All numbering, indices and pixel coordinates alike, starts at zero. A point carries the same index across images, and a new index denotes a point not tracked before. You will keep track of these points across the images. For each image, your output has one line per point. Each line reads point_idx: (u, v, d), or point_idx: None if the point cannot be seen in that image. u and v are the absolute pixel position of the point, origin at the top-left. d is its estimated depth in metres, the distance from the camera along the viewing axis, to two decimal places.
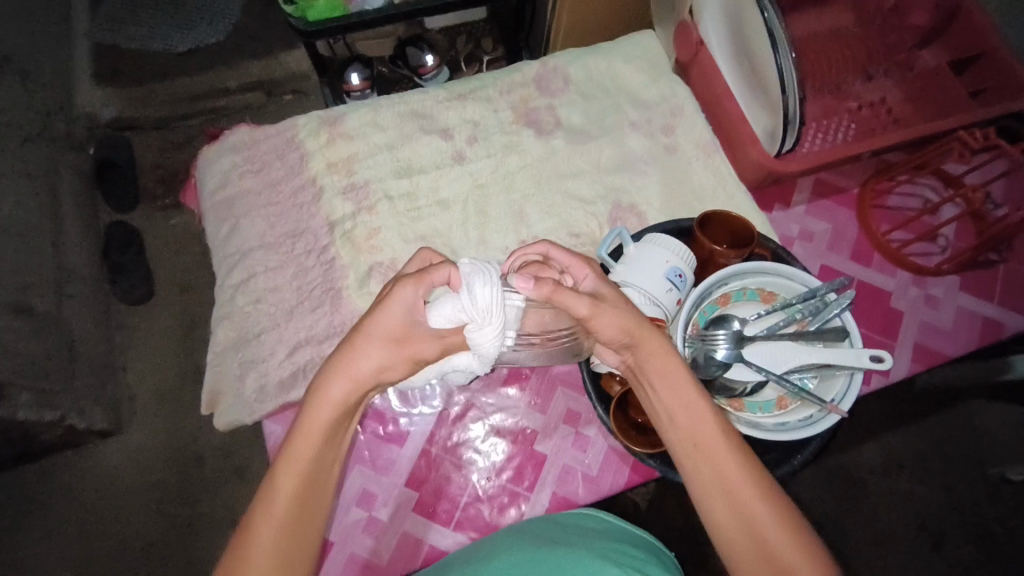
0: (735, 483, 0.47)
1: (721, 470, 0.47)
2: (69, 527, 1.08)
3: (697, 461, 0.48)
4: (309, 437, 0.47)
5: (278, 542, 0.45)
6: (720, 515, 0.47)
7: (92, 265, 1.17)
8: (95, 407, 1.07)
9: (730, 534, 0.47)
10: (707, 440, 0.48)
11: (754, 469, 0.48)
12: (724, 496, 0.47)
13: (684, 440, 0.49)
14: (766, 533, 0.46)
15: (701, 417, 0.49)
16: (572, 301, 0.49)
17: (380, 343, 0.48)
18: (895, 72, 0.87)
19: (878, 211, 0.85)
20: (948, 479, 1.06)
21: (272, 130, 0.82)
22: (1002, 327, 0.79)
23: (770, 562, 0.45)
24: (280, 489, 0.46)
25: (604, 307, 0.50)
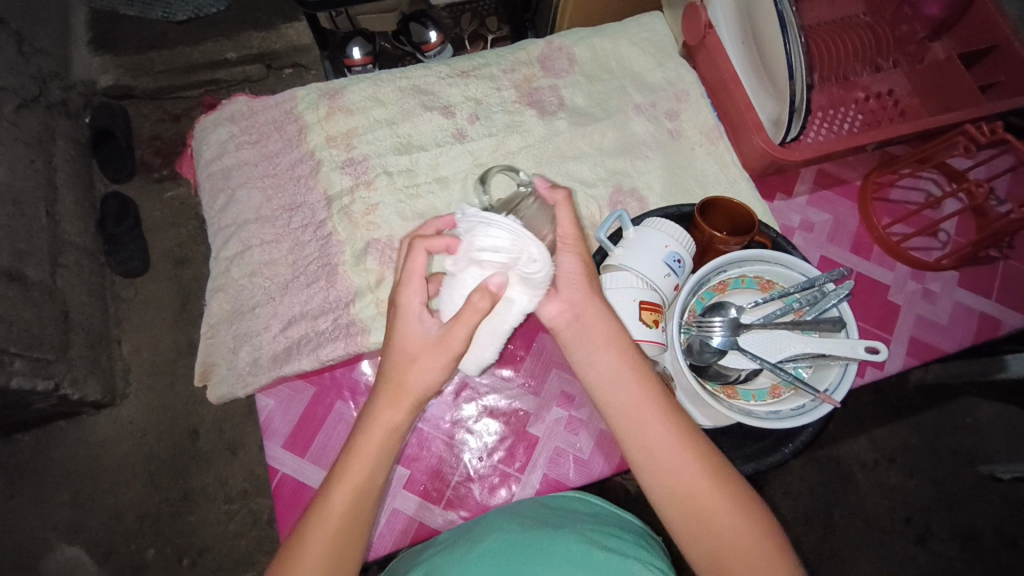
0: (672, 442, 0.52)
1: (659, 441, 0.52)
2: (62, 496, 1.08)
3: (636, 423, 0.53)
4: (365, 459, 0.50)
5: (332, 533, 0.49)
6: (659, 474, 0.51)
7: (87, 236, 1.16)
8: (89, 377, 1.07)
9: (670, 500, 0.51)
10: (643, 412, 0.53)
11: (690, 437, 0.52)
12: (663, 455, 0.51)
13: (624, 405, 0.53)
14: (698, 492, 0.50)
15: (636, 383, 0.54)
16: (565, 217, 0.57)
17: (418, 358, 0.50)
18: (905, 63, 0.87)
19: (879, 203, 0.84)
20: (933, 473, 1.08)
21: (270, 101, 0.81)
22: (999, 325, 0.79)
23: (707, 524, 0.50)
24: (334, 508, 0.49)
25: (582, 238, 0.58)
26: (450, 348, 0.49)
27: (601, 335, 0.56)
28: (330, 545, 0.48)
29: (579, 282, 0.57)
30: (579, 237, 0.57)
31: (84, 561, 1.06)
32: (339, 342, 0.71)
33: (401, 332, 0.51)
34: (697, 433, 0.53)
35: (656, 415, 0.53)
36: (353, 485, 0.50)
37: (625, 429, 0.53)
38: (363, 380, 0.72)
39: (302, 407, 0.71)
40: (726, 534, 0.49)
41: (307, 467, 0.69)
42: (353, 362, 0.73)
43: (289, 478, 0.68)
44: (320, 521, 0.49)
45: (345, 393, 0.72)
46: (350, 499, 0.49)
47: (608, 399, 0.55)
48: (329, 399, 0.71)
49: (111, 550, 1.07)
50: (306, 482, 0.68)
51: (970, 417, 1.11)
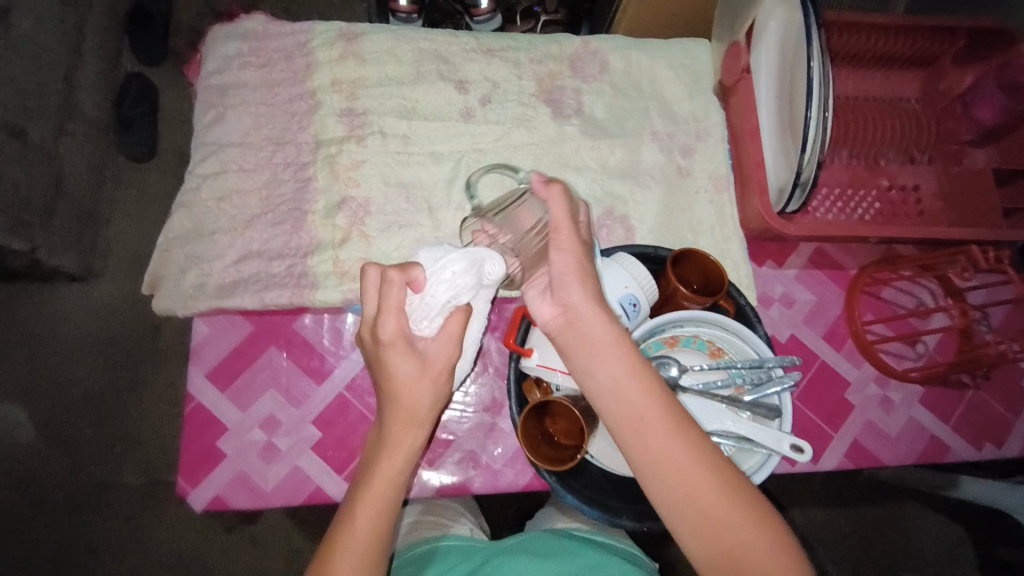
0: (681, 456, 0.48)
1: (665, 452, 0.48)
2: (20, 356, 1.10)
3: (641, 436, 0.48)
4: (387, 474, 0.52)
5: (366, 544, 0.51)
6: (670, 492, 0.48)
7: (101, 110, 1.12)
8: (68, 249, 1.06)
9: (678, 511, 0.48)
10: (652, 419, 0.49)
11: (695, 438, 0.49)
12: (673, 472, 0.48)
13: (626, 415, 0.49)
14: (713, 507, 0.47)
15: (641, 389, 0.49)
16: (562, 210, 0.53)
17: (423, 395, 0.51)
18: (939, 162, 0.82)
19: (866, 297, 0.81)
20: (846, 565, 1.06)
21: (287, 29, 0.78)
22: (946, 450, 0.77)
23: (720, 536, 0.47)
24: (361, 521, 0.51)
25: (575, 230, 0.53)
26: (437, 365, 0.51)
27: (597, 340, 0.50)
28: (367, 555, 0.51)
29: (569, 279, 0.52)
30: (574, 232, 0.52)
31: (22, 420, 1.08)
32: (286, 290, 0.70)
33: (391, 367, 0.51)
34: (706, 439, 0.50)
35: (661, 421, 0.49)
36: (378, 499, 0.52)
37: (624, 431, 0.49)
38: (302, 333, 0.72)
39: (236, 343, 0.71)
40: (741, 545, 0.47)
41: (224, 402, 0.69)
42: (297, 312, 0.72)
43: (203, 409, 0.69)
44: (353, 536, 0.51)
45: (280, 340, 0.72)
46: (377, 509, 0.52)
47: (610, 403, 0.50)
48: (263, 341, 0.71)
49: (51, 418, 1.08)
50: (218, 417, 0.69)
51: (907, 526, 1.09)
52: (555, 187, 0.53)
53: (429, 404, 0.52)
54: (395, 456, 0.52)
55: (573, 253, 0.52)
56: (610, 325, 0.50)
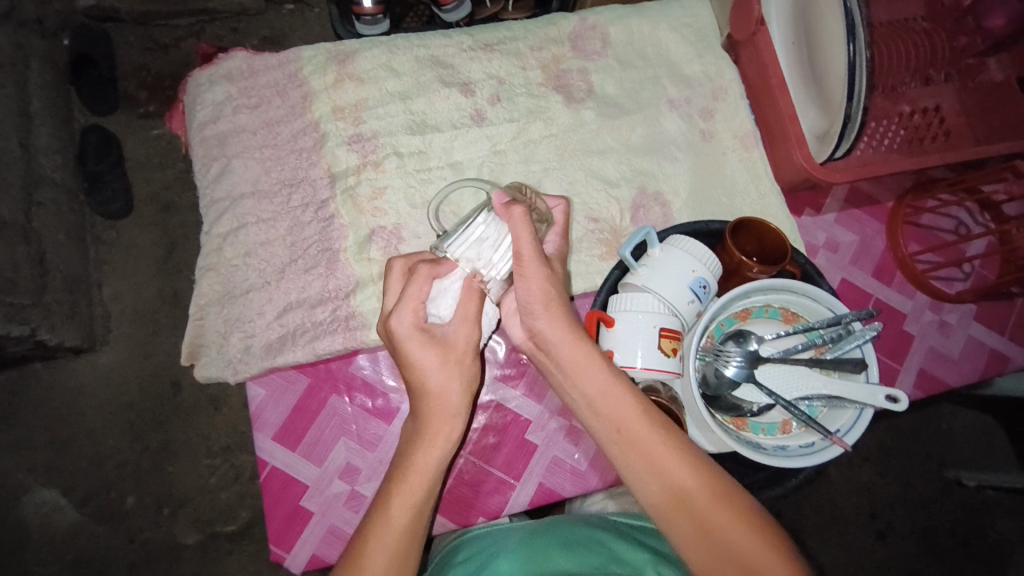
0: (658, 459, 0.50)
1: (645, 453, 0.50)
2: (43, 437, 1.02)
3: (620, 444, 0.51)
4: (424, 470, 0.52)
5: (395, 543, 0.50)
6: (653, 495, 0.50)
7: (66, 171, 1.03)
8: (66, 323, 0.98)
9: (666, 515, 0.49)
10: (628, 423, 0.51)
11: (674, 441, 0.50)
12: (652, 476, 0.50)
13: (606, 425, 0.52)
14: (698, 509, 0.48)
15: (615, 400, 0.52)
16: (522, 237, 0.51)
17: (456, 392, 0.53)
18: (958, 78, 0.79)
19: (908, 228, 0.81)
20: (906, 475, 1.07)
21: (273, 61, 0.74)
22: (1007, 362, 0.79)
23: (706, 534, 0.47)
24: (393, 520, 0.50)
25: (540, 257, 0.52)
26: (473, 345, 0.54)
27: (571, 359, 0.53)
28: (399, 549, 0.50)
29: (533, 309, 0.53)
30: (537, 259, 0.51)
31: (62, 504, 1.01)
32: (338, 335, 0.68)
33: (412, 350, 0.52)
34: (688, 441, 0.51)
35: (639, 423, 0.51)
36: (425, 490, 0.52)
37: (607, 440, 0.52)
38: (360, 375, 0.70)
39: (296, 398, 0.69)
40: (722, 543, 0.46)
41: (298, 461, 0.68)
42: (350, 355, 0.70)
43: (278, 471, 0.67)
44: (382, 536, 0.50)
45: (340, 387, 0.70)
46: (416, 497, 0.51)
47: (593, 416, 0.53)
48: (324, 392, 0.69)
49: (90, 496, 1.02)
50: (296, 477, 0.67)
51: (970, 429, 1.09)
52: (514, 209, 0.51)
53: (461, 394, 0.54)
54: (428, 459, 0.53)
55: (535, 282, 0.52)
56: (578, 345, 0.53)
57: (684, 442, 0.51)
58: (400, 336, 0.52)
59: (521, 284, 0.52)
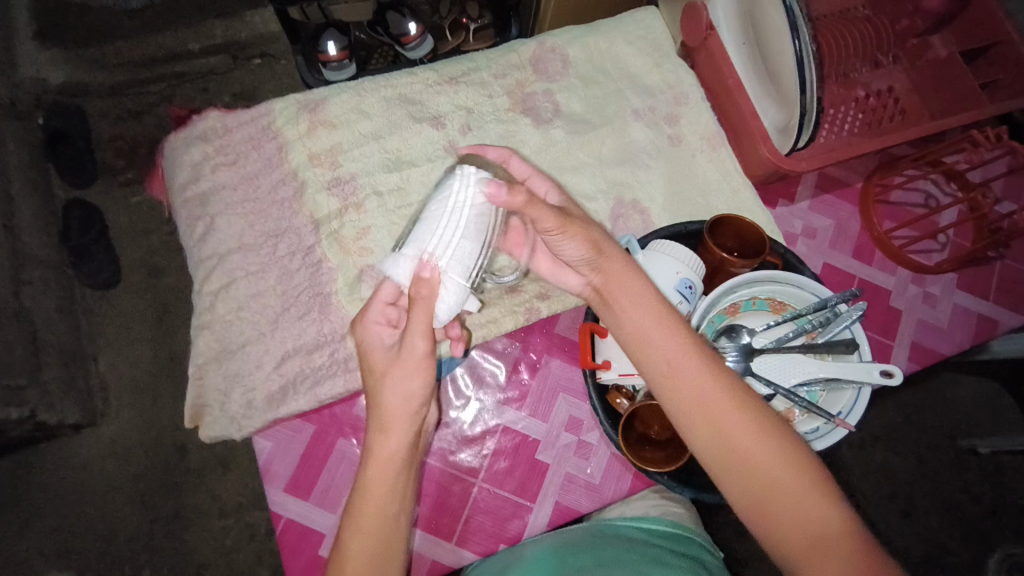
0: (708, 391, 0.50)
1: (689, 378, 0.51)
2: (51, 520, 1.00)
3: (669, 378, 0.52)
4: (379, 504, 0.50)
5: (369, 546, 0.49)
6: (704, 430, 0.50)
7: (51, 247, 1.03)
8: (66, 401, 0.99)
9: (715, 450, 0.50)
10: (680, 358, 0.52)
11: (721, 374, 0.51)
12: (703, 410, 0.50)
13: (655, 360, 0.52)
14: (750, 443, 0.49)
15: (664, 334, 0.53)
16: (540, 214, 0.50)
17: (398, 412, 0.50)
18: (904, 60, 0.82)
19: (880, 207, 0.84)
20: (919, 450, 1.07)
21: (246, 118, 0.76)
22: (997, 325, 0.80)
23: (753, 471, 0.48)
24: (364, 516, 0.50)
25: (568, 218, 0.52)
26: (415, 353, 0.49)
27: (630, 293, 0.55)
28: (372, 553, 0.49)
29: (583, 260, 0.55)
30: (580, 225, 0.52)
31: None
32: (338, 378, 0.68)
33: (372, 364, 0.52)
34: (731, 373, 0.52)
35: (691, 359, 0.51)
36: (378, 504, 0.50)
37: (655, 373, 0.52)
38: (365, 416, 0.70)
39: (303, 446, 0.69)
40: (769, 480, 0.48)
41: (313, 510, 0.67)
42: (353, 397, 0.71)
43: (294, 523, 0.67)
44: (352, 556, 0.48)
45: (347, 429, 0.70)
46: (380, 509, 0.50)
47: (641, 350, 0.54)
48: (330, 437, 0.70)
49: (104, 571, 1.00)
50: (313, 526, 0.67)
51: (976, 394, 1.09)
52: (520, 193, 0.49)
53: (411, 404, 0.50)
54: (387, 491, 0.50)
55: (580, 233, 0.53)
56: (632, 275, 0.55)
57: (729, 373, 0.52)
58: (410, 358, 0.49)
59: (556, 247, 0.55)
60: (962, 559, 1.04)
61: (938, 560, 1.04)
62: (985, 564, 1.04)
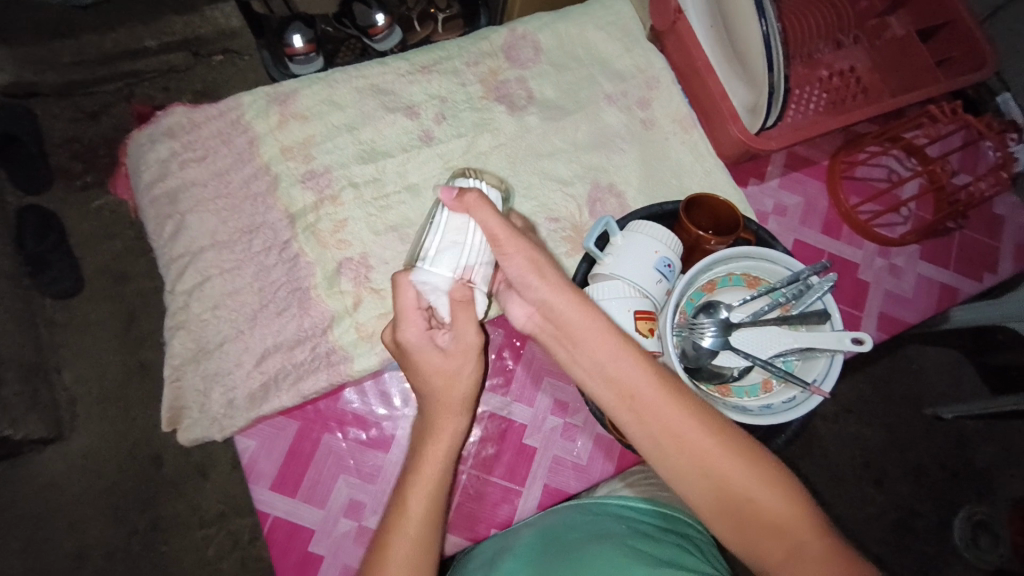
0: (675, 422, 0.50)
1: (656, 410, 0.50)
2: (22, 538, 0.97)
3: (635, 413, 0.51)
4: (427, 497, 0.53)
5: (415, 545, 0.51)
6: (676, 463, 0.50)
7: (6, 257, 0.99)
8: (31, 415, 0.94)
9: (691, 482, 0.50)
10: (644, 391, 0.51)
11: (687, 402, 0.51)
12: (672, 442, 0.50)
13: (618, 395, 0.52)
14: (722, 469, 0.49)
15: (626, 368, 0.51)
16: (489, 219, 0.53)
17: (451, 402, 0.56)
18: (864, 39, 0.85)
19: (846, 182, 0.87)
20: (888, 416, 1.12)
21: (212, 112, 0.74)
22: (956, 293, 0.84)
23: (729, 496, 0.49)
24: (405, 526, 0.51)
25: (516, 231, 0.54)
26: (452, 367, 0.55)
27: (577, 326, 0.52)
28: (419, 544, 0.51)
29: (528, 280, 0.53)
30: (515, 243, 0.52)
31: None
32: (321, 373, 0.67)
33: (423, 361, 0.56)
34: (709, 409, 0.51)
35: (656, 391, 0.51)
36: (432, 489, 0.53)
37: (620, 409, 0.52)
38: (350, 410, 0.70)
39: (287, 443, 0.68)
40: (746, 502, 0.48)
41: (301, 507, 0.66)
42: (337, 392, 0.70)
43: (282, 521, 0.66)
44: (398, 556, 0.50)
45: (332, 424, 0.69)
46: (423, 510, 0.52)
47: (604, 386, 0.53)
48: (315, 433, 0.69)
49: None
50: (301, 523, 0.66)
51: (938, 361, 1.15)
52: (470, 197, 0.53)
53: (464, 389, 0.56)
54: (423, 486, 0.53)
55: (520, 255, 0.53)
56: (580, 305, 0.52)
57: (703, 409, 0.51)
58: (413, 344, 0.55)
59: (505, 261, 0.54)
60: (930, 519, 1.09)
61: (909, 522, 1.08)
62: (951, 523, 1.09)
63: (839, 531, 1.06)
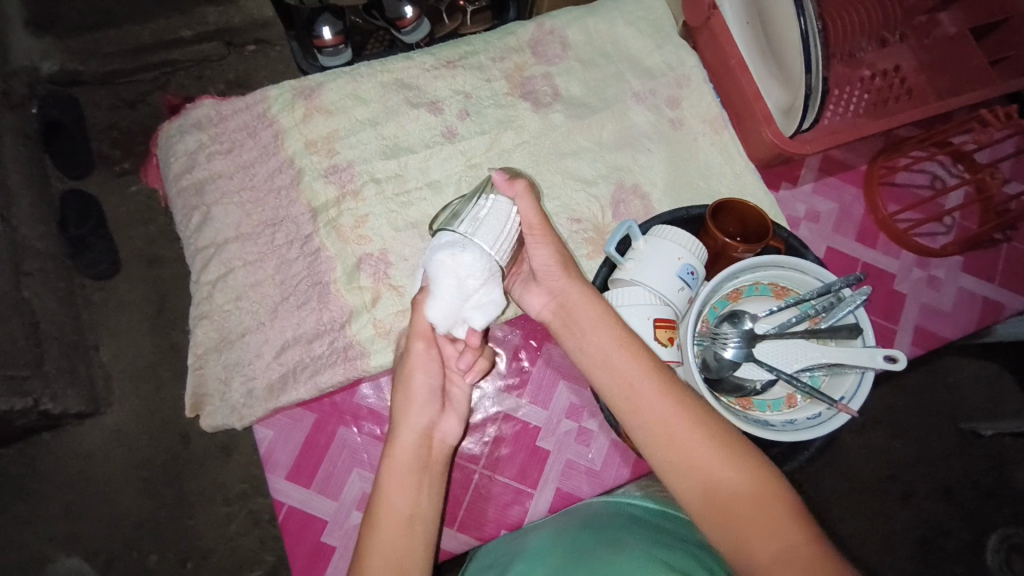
0: (667, 413, 0.51)
1: (650, 399, 0.52)
2: (58, 509, 1.01)
3: (630, 401, 0.52)
4: (395, 499, 0.51)
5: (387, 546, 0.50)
6: (667, 454, 0.50)
7: (49, 239, 1.02)
8: (69, 390, 0.98)
9: (681, 476, 0.50)
10: (640, 381, 0.52)
11: (681, 396, 0.52)
12: (664, 433, 0.51)
13: (617, 384, 0.53)
14: (709, 465, 0.49)
15: (623, 358, 0.53)
16: (528, 206, 0.54)
17: (417, 403, 0.55)
18: (912, 37, 0.80)
19: (885, 189, 0.83)
20: (921, 431, 1.07)
21: (240, 105, 0.75)
22: (1001, 308, 0.79)
23: (716, 492, 0.48)
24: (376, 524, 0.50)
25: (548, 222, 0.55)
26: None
27: (585, 319, 0.56)
28: (392, 544, 0.50)
29: (552, 271, 0.57)
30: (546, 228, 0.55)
31: (83, 571, 1.00)
32: (337, 368, 0.68)
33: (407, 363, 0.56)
34: (702, 404, 0.52)
35: (652, 383, 0.52)
36: (402, 486, 0.52)
37: (616, 398, 0.53)
38: (365, 404, 0.70)
39: (304, 435, 0.69)
40: (732, 500, 0.48)
41: (315, 497, 0.68)
42: (353, 386, 0.71)
43: (296, 511, 0.67)
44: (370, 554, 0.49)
45: (348, 418, 0.70)
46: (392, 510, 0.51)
47: (604, 376, 0.54)
48: (331, 425, 0.70)
49: (112, 559, 1.01)
50: (315, 513, 0.67)
51: (979, 376, 1.09)
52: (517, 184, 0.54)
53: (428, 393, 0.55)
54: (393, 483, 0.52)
55: None
56: (593, 302, 0.56)
57: (698, 404, 0.52)
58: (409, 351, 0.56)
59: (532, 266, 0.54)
60: (961, 539, 1.05)
61: (937, 542, 1.04)
62: (983, 545, 1.05)
63: (863, 546, 1.03)
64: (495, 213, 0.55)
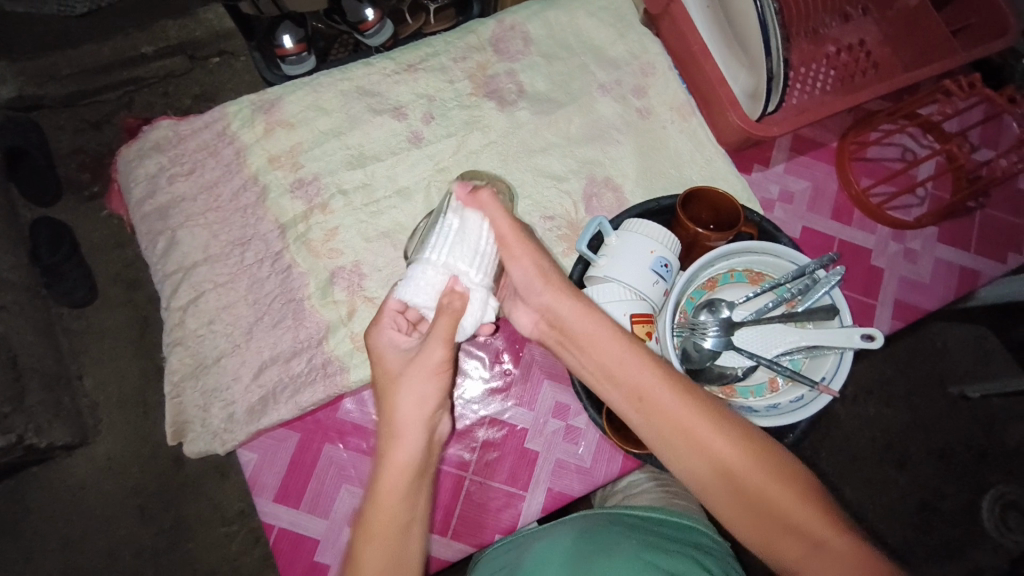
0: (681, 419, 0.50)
1: (662, 406, 0.51)
2: (52, 544, 1.00)
3: (643, 411, 0.52)
4: (389, 510, 0.48)
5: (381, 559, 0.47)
6: (686, 460, 0.50)
7: (21, 270, 0.99)
8: (55, 423, 0.96)
9: (704, 479, 0.49)
10: (650, 390, 0.51)
11: (694, 398, 0.50)
12: (680, 439, 0.50)
13: (628, 395, 0.53)
14: (732, 465, 0.48)
15: (631, 367, 0.52)
16: (497, 216, 0.55)
17: (408, 399, 0.52)
18: (874, 11, 0.80)
19: (857, 164, 0.82)
20: (911, 399, 1.08)
21: (199, 124, 0.73)
22: (978, 275, 0.79)
23: (742, 492, 0.48)
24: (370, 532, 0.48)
25: (521, 232, 0.56)
26: (432, 359, 0.52)
27: (579, 329, 0.55)
28: (384, 555, 0.47)
29: (533, 284, 0.57)
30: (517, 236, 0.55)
31: None
32: (317, 385, 0.67)
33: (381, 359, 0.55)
34: (718, 403, 0.51)
35: (662, 390, 0.51)
36: (399, 492, 0.49)
37: (630, 409, 0.53)
38: (348, 420, 0.70)
39: (289, 455, 0.68)
40: (759, 497, 0.47)
41: (304, 518, 0.67)
42: (335, 402, 0.70)
43: (286, 532, 0.66)
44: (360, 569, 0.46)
45: (332, 435, 0.69)
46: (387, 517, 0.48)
47: (615, 387, 0.54)
48: (316, 443, 0.69)
49: None
50: (305, 534, 0.66)
51: (963, 340, 1.10)
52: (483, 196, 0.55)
53: (420, 396, 0.52)
54: (388, 492, 0.49)
55: None
56: (588, 314, 0.55)
57: (712, 404, 0.50)
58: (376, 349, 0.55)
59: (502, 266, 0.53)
60: (956, 501, 1.06)
61: (934, 506, 1.05)
62: (978, 506, 1.06)
63: (862, 517, 1.04)
64: (467, 229, 0.54)
